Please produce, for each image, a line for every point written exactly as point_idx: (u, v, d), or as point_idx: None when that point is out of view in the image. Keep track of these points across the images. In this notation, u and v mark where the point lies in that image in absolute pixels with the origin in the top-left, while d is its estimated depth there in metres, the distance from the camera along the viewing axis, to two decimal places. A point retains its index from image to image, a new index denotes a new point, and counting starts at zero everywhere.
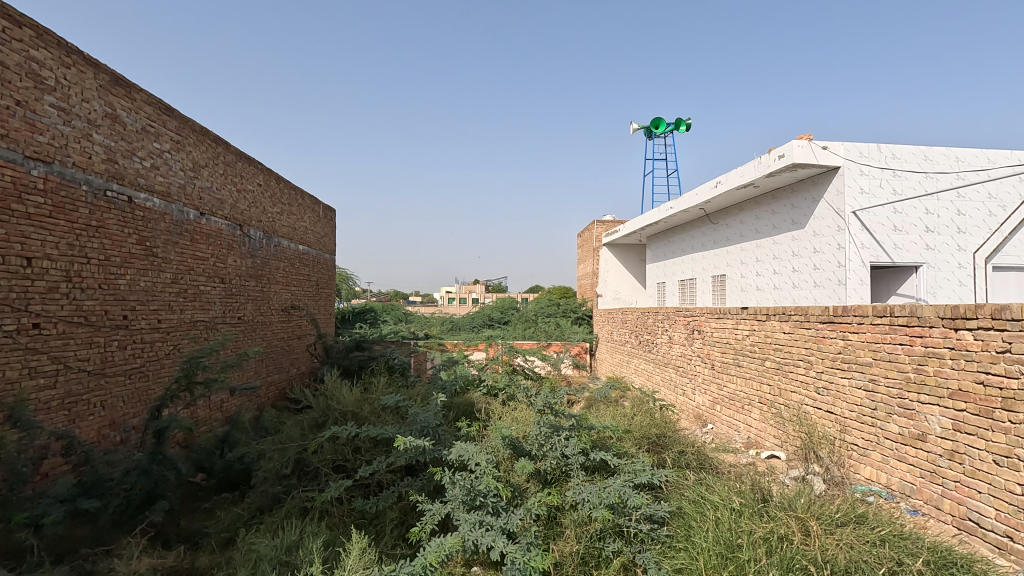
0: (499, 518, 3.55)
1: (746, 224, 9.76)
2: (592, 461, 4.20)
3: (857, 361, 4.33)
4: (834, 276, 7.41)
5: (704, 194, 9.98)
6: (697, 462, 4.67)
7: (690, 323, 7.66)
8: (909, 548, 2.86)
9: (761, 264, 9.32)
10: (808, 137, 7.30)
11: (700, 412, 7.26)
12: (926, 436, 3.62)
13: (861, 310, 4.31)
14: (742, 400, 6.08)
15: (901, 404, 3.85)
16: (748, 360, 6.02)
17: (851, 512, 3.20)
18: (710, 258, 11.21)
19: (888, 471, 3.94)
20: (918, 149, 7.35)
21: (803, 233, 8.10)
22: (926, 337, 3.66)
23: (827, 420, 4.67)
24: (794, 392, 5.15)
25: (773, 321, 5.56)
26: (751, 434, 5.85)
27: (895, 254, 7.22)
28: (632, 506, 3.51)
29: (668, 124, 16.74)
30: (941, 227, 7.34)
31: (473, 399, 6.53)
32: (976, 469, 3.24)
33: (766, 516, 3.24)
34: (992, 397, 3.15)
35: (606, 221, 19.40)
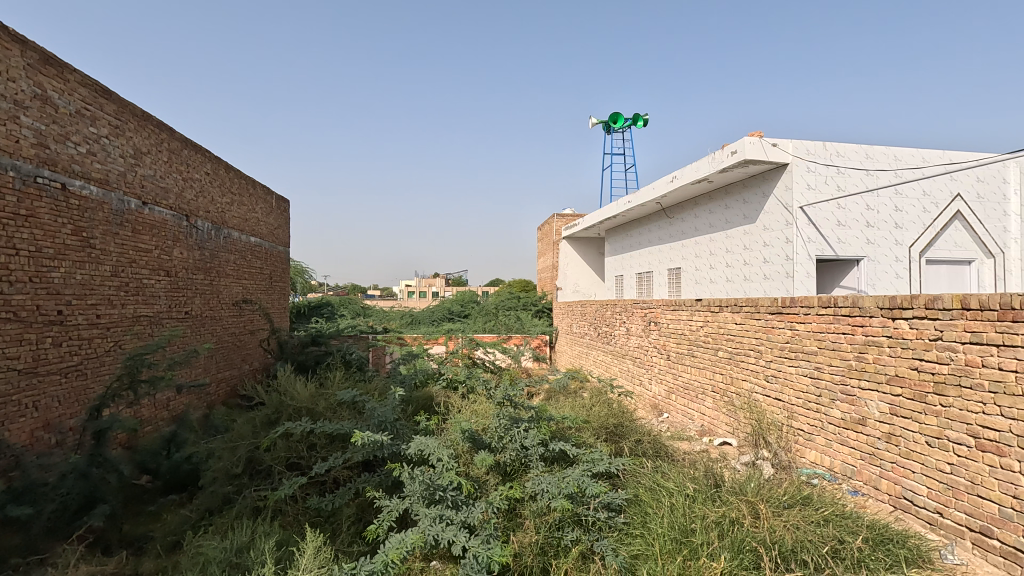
0: (458, 512, 3.51)
1: (700, 219, 10.03)
2: (551, 451, 4.22)
3: (803, 350, 4.51)
4: (783, 269, 7.72)
5: (659, 188, 10.18)
6: (654, 450, 4.77)
7: (647, 315, 7.82)
8: (850, 527, 3.02)
9: (715, 258, 9.59)
10: (759, 134, 7.54)
11: (656, 402, 7.44)
12: (866, 420, 3.81)
13: (807, 301, 4.48)
14: (697, 389, 6.26)
15: (844, 390, 4.04)
16: (702, 351, 6.19)
17: (797, 494, 3.34)
18: (666, 252, 11.45)
19: (831, 455, 4.14)
20: (860, 147, 7.70)
21: (754, 228, 8.39)
22: (867, 326, 3.84)
23: (775, 407, 4.86)
24: (745, 381, 5.34)
25: (726, 313, 5.72)
26: (705, 423, 6.03)
27: (837, 248, 7.54)
28: (591, 494, 3.58)
29: (627, 119, 16.93)
30: (880, 222, 7.67)
31: (432, 393, 6.47)
32: (911, 450, 3.45)
33: (718, 501, 3.34)
34: (926, 382, 3.34)
35: (566, 214, 19.47)
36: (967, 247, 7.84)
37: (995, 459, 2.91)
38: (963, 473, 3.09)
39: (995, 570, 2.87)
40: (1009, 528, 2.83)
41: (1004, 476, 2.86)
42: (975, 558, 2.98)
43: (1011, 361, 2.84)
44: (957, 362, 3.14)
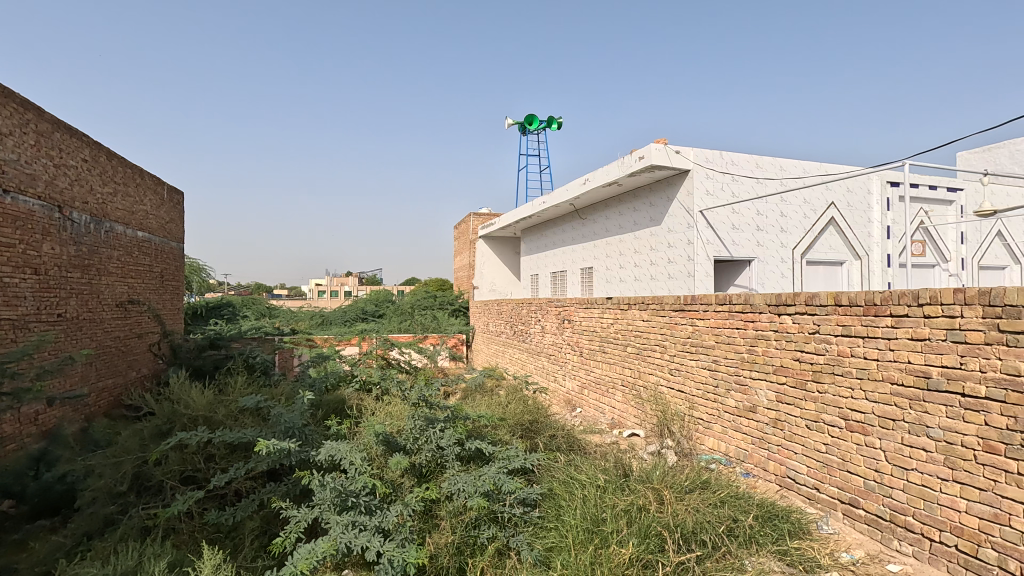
0: (372, 517, 3.40)
1: (611, 220, 10.44)
2: (467, 450, 4.22)
3: (702, 344, 4.83)
4: (685, 269, 8.23)
5: (572, 190, 10.47)
6: (567, 444, 4.91)
7: (561, 313, 8.03)
8: (743, 506, 3.28)
9: (624, 258, 10.03)
10: (664, 141, 7.98)
11: (569, 397, 7.67)
12: (756, 407, 4.16)
13: (706, 298, 4.80)
14: (607, 384, 6.52)
15: (737, 380, 4.37)
16: (612, 347, 6.45)
17: (697, 479, 3.57)
18: (579, 251, 11.81)
19: (726, 441, 4.47)
20: (751, 157, 8.38)
21: (660, 230, 8.87)
22: (757, 321, 4.18)
23: (678, 398, 5.17)
24: (651, 374, 5.63)
25: (634, 310, 5.99)
26: (615, 416, 6.31)
27: (732, 250, 8.15)
28: (507, 491, 3.62)
29: (541, 121, 17.26)
30: (768, 226, 8.40)
31: (344, 396, 6.24)
32: (794, 433, 3.81)
33: (627, 490, 3.50)
34: (806, 370, 3.71)
35: (482, 213, 19.51)
36: (838, 250, 8.78)
37: (862, 438, 3.30)
38: (836, 451, 3.47)
39: (861, 536, 3.25)
40: (872, 498, 3.22)
41: (868, 452, 3.25)
42: (845, 526, 3.37)
43: (874, 351, 3.22)
44: (831, 352, 3.51)
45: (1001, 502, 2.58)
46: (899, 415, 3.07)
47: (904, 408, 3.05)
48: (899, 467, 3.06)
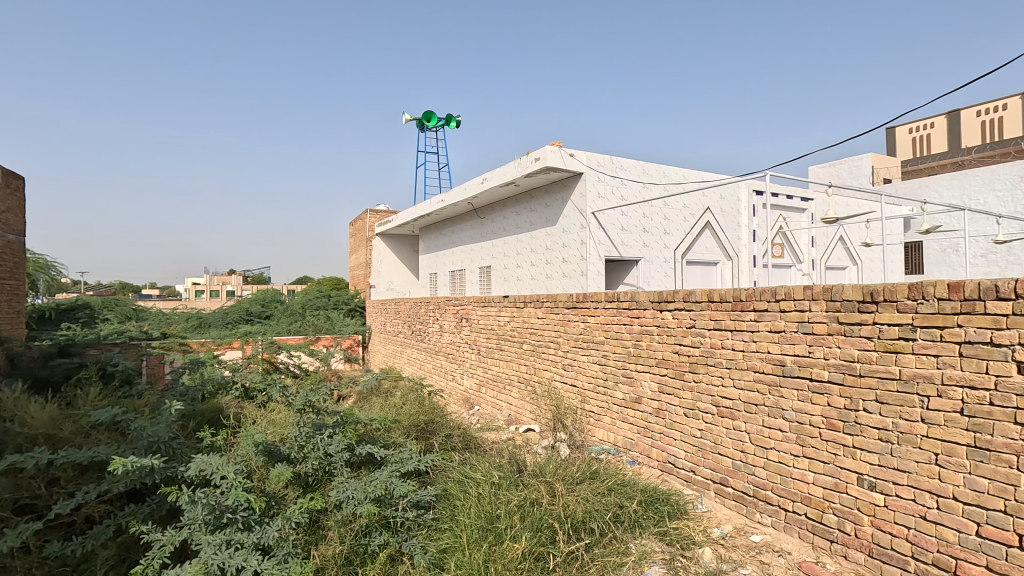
0: (251, 534, 3.15)
1: (508, 220, 10.58)
2: (358, 456, 4.05)
3: (593, 340, 5.04)
4: (578, 268, 8.55)
5: (470, 189, 10.47)
6: (463, 443, 4.89)
7: (459, 312, 8.00)
8: (627, 493, 3.48)
9: (521, 257, 10.22)
10: (559, 144, 8.22)
11: (467, 395, 7.67)
12: (641, 398, 4.42)
13: (596, 296, 5.00)
14: (504, 381, 6.60)
15: (624, 373, 4.61)
16: (509, 345, 6.54)
17: (586, 470, 3.73)
18: (478, 250, 11.85)
19: (615, 431, 4.70)
20: (638, 163, 8.90)
21: (555, 230, 9.14)
22: (641, 317, 4.44)
23: (571, 393, 5.35)
24: (545, 370, 5.78)
25: (529, 308, 6.11)
26: (512, 412, 6.41)
27: (621, 250, 8.60)
28: (399, 495, 3.52)
29: (440, 118, 17.06)
30: (653, 228, 8.96)
31: (222, 404, 5.75)
32: (674, 421, 4.09)
33: (520, 485, 3.56)
34: (684, 362, 4.00)
35: (379, 209, 18.92)
36: (712, 251, 9.59)
37: (730, 422, 3.62)
38: (709, 436, 3.77)
39: (730, 512, 3.57)
40: (739, 476, 3.54)
41: (736, 435, 3.57)
42: (716, 504, 3.68)
43: (740, 343, 3.55)
44: (705, 345, 3.82)
45: (840, 472, 2.96)
46: (760, 400, 3.41)
47: (764, 393, 3.39)
48: (761, 447, 3.40)
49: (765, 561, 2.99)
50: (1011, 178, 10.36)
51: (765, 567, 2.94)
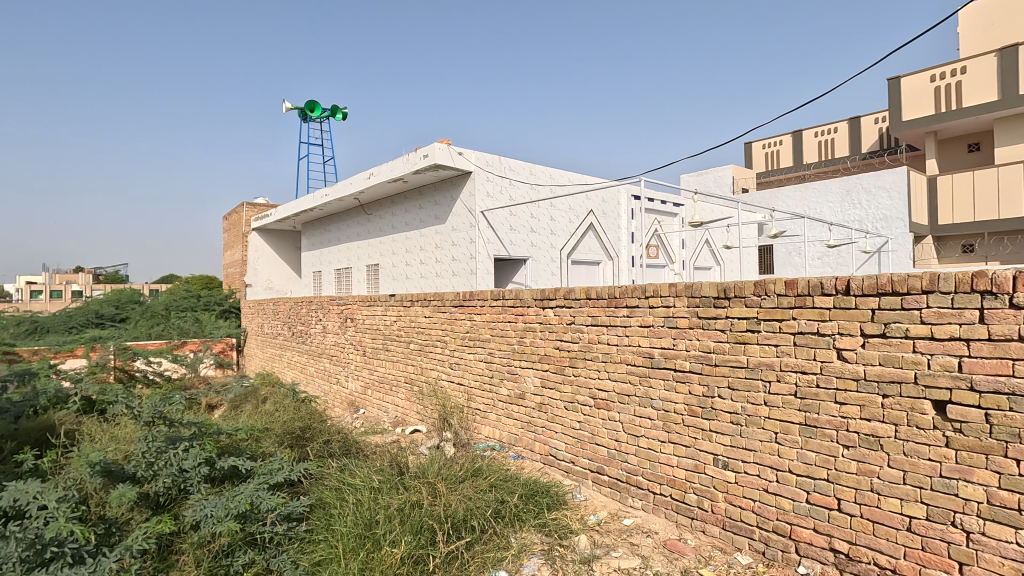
0: (82, 568, 2.74)
1: (396, 217, 10.32)
2: (220, 469, 3.71)
3: (479, 338, 5.05)
4: (467, 267, 8.56)
5: (356, 184, 10.06)
6: (344, 448, 4.68)
7: (343, 311, 7.66)
8: (509, 487, 3.53)
9: (410, 255, 10.02)
10: (447, 141, 8.17)
11: (352, 398, 7.36)
12: (524, 394, 4.51)
13: (482, 294, 5.03)
14: (390, 382, 6.43)
15: (509, 370, 4.68)
16: (395, 345, 6.38)
17: (470, 468, 3.73)
18: (365, 248, 11.43)
19: (499, 427, 4.76)
20: (526, 164, 9.10)
21: (444, 228, 9.08)
22: (525, 314, 4.53)
23: (457, 391, 5.33)
24: (432, 369, 5.71)
25: (416, 307, 5.99)
26: (399, 413, 6.26)
27: (510, 249, 8.74)
28: (266, 509, 3.26)
29: (324, 109, 16.24)
30: (540, 229, 9.20)
31: (56, 421, 5.00)
32: (555, 415, 4.23)
33: (401, 488, 3.49)
34: (564, 357, 4.14)
35: (257, 203, 17.61)
36: (595, 251, 10.06)
37: (606, 413, 3.81)
38: (587, 427, 3.94)
39: (605, 498, 3.76)
40: (614, 464, 3.74)
41: (611, 425, 3.77)
42: (593, 492, 3.86)
43: (615, 337, 3.74)
44: (583, 340, 3.98)
45: (700, 454, 3.23)
46: (632, 390, 3.62)
47: (636, 384, 3.60)
48: (633, 435, 3.62)
49: (636, 542, 3.19)
50: (839, 192, 12.03)
51: (635, 547, 3.13)
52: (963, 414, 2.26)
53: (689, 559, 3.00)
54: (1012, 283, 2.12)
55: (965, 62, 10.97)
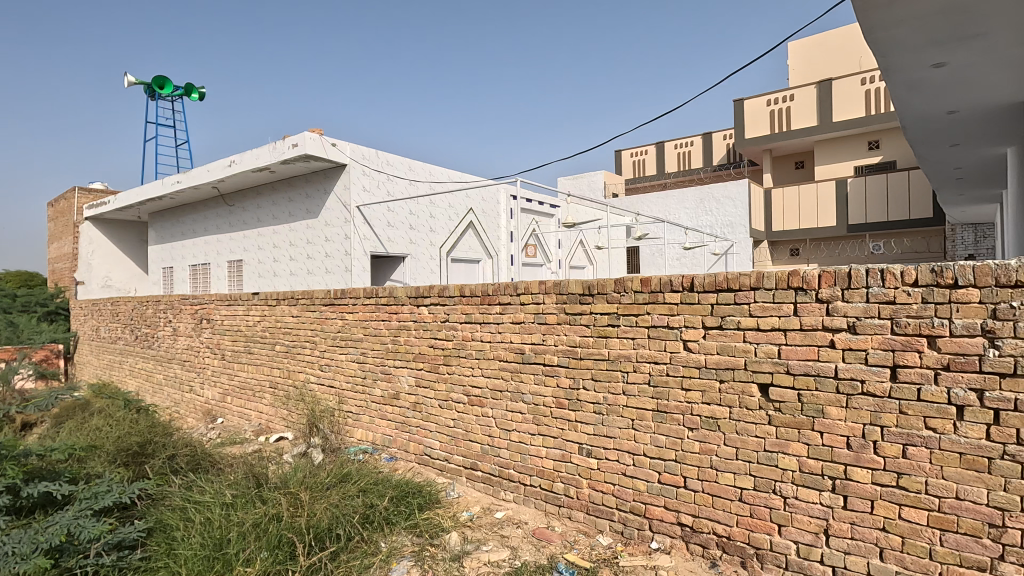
0: None
1: (262, 210, 9.57)
2: (28, 498, 3.16)
3: (351, 338, 4.84)
4: (342, 263, 8.18)
5: (214, 171, 9.15)
6: (192, 464, 4.23)
7: (197, 311, 6.94)
8: (379, 491, 3.44)
9: (278, 250, 9.34)
10: (319, 131, 7.73)
11: (208, 407, 6.69)
12: (399, 394, 4.41)
13: (354, 292, 4.82)
14: (253, 387, 5.95)
15: (383, 369, 4.55)
16: (258, 347, 5.90)
17: (337, 473, 3.58)
18: (226, 242, 10.46)
19: (373, 429, 4.61)
20: (404, 159, 8.91)
21: (316, 223, 8.59)
22: (400, 312, 4.42)
23: (328, 394, 5.06)
24: (300, 372, 5.37)
25: (282, 306, 5.60)
26: (263, 421, 5.81)
27: (388, 246, 8.50)
28: (87, 539, 2.83)
29: (177, 88, 14.58)
30: (419, 226, 9.05)
31: None
32: (430, 413, 4.18)
33: (259, 501, 3.29)
34: (438, 355, 4.11)
35: (92, 189, 15.36)
36: (474, 250, 10.12)
37: (479, 409, 3.84)
38: (461, 424, 3.95)
39: (478, 494, 3.80)
40: (486, 459, 3.78)
41: (484, 421, 3.81)
42: (468, 488, 3.88)
43: (488, 334, 3.79)
44: (457, 337, 3.98)
45: (566, 444, 3.38)
46: (504, 386, 3.69)
47: (507, 380, 3.68)
48: (505, 429, 3.69)
49: (506, 534, 3.26)
50: (694, 199, 13.31)
51: (505, 539, 3.20)
52: (781, 395, 2.60)
53: (556, 546, 3.13)
54: (817, 280, 2.48)
55: (793, 91, 12.74)
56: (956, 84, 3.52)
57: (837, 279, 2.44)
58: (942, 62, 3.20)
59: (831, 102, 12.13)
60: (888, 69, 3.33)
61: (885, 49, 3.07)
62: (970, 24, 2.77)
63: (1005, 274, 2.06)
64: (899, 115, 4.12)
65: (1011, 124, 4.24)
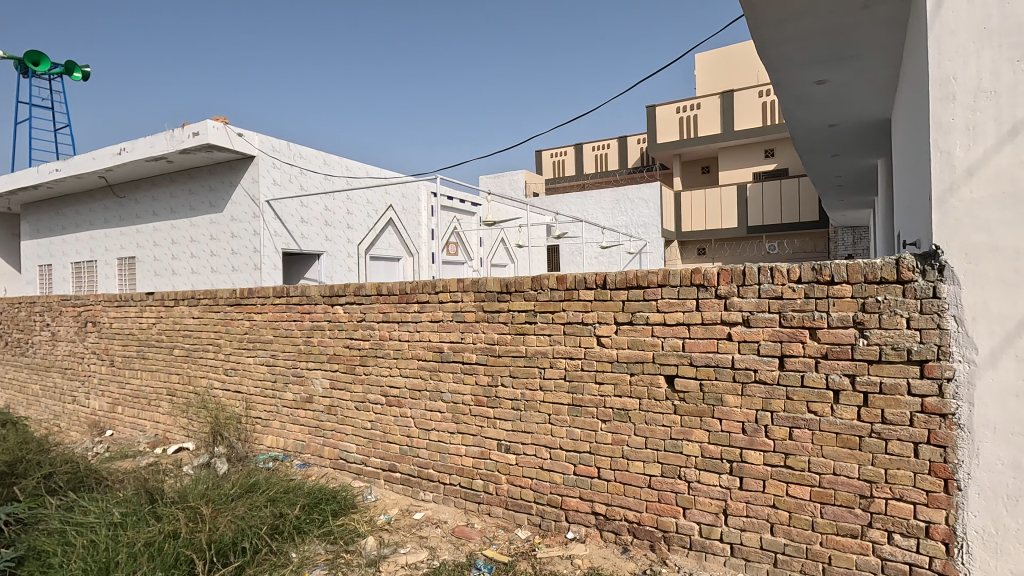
0: None
1: (158, 202, 8.82)
2: None
3: (259, 340, 4.59)
4: (250, 261, 7.72)
5: (100, 159, 8.31)
6: (74, 482, 3.82)
7: (80, 313, 6.28)
8: (290, 499, 3.29)
9: (176, 246, 8.65)
10: (224, 119, 7.25)
11: (95, 419, 6.08)
12: (312, 397, 4.23)
13: (262, 292, 4.57)
14: (148, 395, 5.48)
15: (294, 372, 4.34)
16: (154, 352, 5.44)
17: (243, 483, 3.39)
18: (115, 237, 9.54)
19: (284, 435, 4.39)
20: (319, 153, 8.56)
21: (221, 217, 8.04)
22: (313, 312, 4.24)
23: (234, 400, 4.76)
24: (202, 378, 5.01)
25: (181, 307, 5.19)
26: (159, 431, 5.37)
27: (301, 243, 8.12)
28: None
29: (55, 65, 13.08)
30: (336, 222, 8.72)
31: None
32: (345, 416, 4.05)
33: (152, 518, 3.05)
34: (354, 356, 3.99)
35: None
36: (394, 247, 9.90)
37: (397, 410, 3.77)
38: (378, 426, 3.86)
39: (397, 496, 3.73)
40: (405, 460, 3.73)
41: (402, 421, 3.75)
42: (386, 491, 3.80)
43: (406, 333, 3.73)
44: (375, 337, 3.88)
45: (485, 441, 3.39)
46: (423, 385, 3.65)
47: (426, 379, 3.64)
48: (423, 430, 3.65)
49: (425, 535, 3.23)
50: (611, 200, 13.82)
51: (424, 540, 3.17)
52: (685, 385, 2.76)
53: (475, 543, 3.14)
54: (716, 278, 2.66)
55: (700, 100, 13.55)
56: (835, 100, 3.90)
57: (733, 277, 2.62)
58: (824, 79, 3.53)
59: (733, 111, 13.02)
60: (778, 84, 3.63)
61: (775, 65, 3.34)
62: (845, 47, 3.09)
63: (872, 271, 2.31)
64: (789, 126, 4.51)
65: (880, 138, 4.77)
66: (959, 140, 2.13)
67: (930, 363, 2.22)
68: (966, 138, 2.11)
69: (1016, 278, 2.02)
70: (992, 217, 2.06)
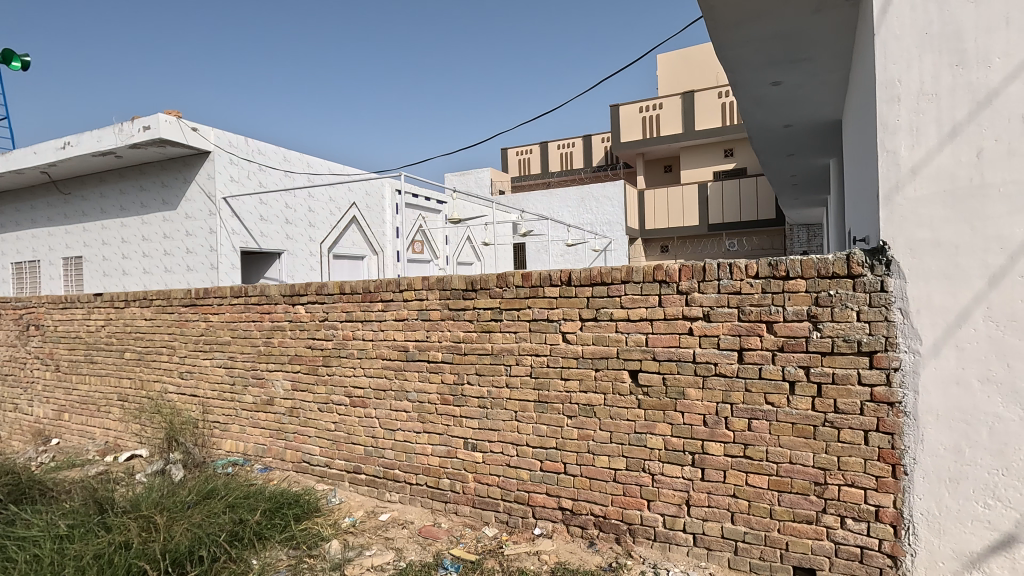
0: None
1: (105, 198, 8.42)
2: None
3: (216, 341, 4.44)
4: (206, 260, 7.47)
5: (41, 154, 7.88)
6: (15, 494, 3.62)
7: (22, 316, 5.95)
8: (250, 505, 3.20)
9: (127, 245, 8.28)
10: (177, 113, 6.98)
11: (39, 427, 5.78)
12: (273, 399, 4.12)
13: (220, 292, 4.42)
14: (97, 401, 5.24)
15: (253, 374, 4.22)
16: (103, 355, 5.20)
17: (201, 490, 3.28)
18: (60, 235, 9.07)
19: (245, 439, 4.26)
20: (278, 149, 8.33)
21: (174, 215, 7.74)
22: (273, 312, 4.13)
23: (190, 404, 4.60)
24: (156, 381, 4.82)
25: (132, 308, 4.97)
26: (110, 438, 5.15)
27: (261, 241, 7.90)
28: None
29: None
30: (297, 220, 8.51)
31: None
32: (308, 418, 3.96)
33: (101, 529, 2.92)
34: (317, 356, 3.90)
35: None
36: (358, 246, 9.72)
37: (362, 410, 3.71)
38: (343, 427, 3.79)
39: (362, 498, 3.67)
40: (370, 461, 3.67)
41: (366, 422, 3.69)
42: (351, 493, 3.73)
43: (370, 333, 3.67)
44: (338, 337, 3.80)
45: (452, 440, 3.37)
46: (388, 385, 3.60)
47: (391, 378, 3.59)
48: (389, 430, 3.60)
49: (391, 536, 3.19)
50: (576, 198, 13.93)
51: (390, 542, 3.13)
52: (649, 380, 2.81)
53: (442, 542, 3.12)
54: (678, 274, 2.71)
55: (662, 100, 13.80)
56: (790, 101, 4.02)
57: (694, 273, 2.68)
58: (779, 80, 3.63)
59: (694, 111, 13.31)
60: (736, 85, 3.72)
61: (733, 65, 3.42)
62: (799, 49, 3.18)
63: (824, 267, 2.40)
64: (746, 126, 4.63)
65: (832, 138, 4.94)
66: (903, 140, 2.22)
67: (878, 354, 2.31)
68: (910, 138, 2.21)
69: (956, 272, 2.13)
70: (934, 215, 2.16)
